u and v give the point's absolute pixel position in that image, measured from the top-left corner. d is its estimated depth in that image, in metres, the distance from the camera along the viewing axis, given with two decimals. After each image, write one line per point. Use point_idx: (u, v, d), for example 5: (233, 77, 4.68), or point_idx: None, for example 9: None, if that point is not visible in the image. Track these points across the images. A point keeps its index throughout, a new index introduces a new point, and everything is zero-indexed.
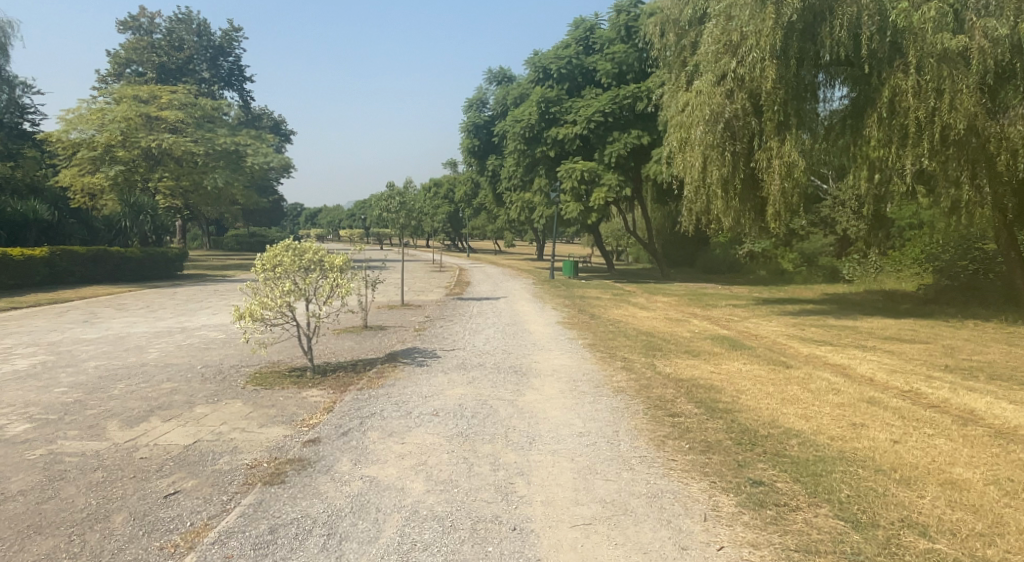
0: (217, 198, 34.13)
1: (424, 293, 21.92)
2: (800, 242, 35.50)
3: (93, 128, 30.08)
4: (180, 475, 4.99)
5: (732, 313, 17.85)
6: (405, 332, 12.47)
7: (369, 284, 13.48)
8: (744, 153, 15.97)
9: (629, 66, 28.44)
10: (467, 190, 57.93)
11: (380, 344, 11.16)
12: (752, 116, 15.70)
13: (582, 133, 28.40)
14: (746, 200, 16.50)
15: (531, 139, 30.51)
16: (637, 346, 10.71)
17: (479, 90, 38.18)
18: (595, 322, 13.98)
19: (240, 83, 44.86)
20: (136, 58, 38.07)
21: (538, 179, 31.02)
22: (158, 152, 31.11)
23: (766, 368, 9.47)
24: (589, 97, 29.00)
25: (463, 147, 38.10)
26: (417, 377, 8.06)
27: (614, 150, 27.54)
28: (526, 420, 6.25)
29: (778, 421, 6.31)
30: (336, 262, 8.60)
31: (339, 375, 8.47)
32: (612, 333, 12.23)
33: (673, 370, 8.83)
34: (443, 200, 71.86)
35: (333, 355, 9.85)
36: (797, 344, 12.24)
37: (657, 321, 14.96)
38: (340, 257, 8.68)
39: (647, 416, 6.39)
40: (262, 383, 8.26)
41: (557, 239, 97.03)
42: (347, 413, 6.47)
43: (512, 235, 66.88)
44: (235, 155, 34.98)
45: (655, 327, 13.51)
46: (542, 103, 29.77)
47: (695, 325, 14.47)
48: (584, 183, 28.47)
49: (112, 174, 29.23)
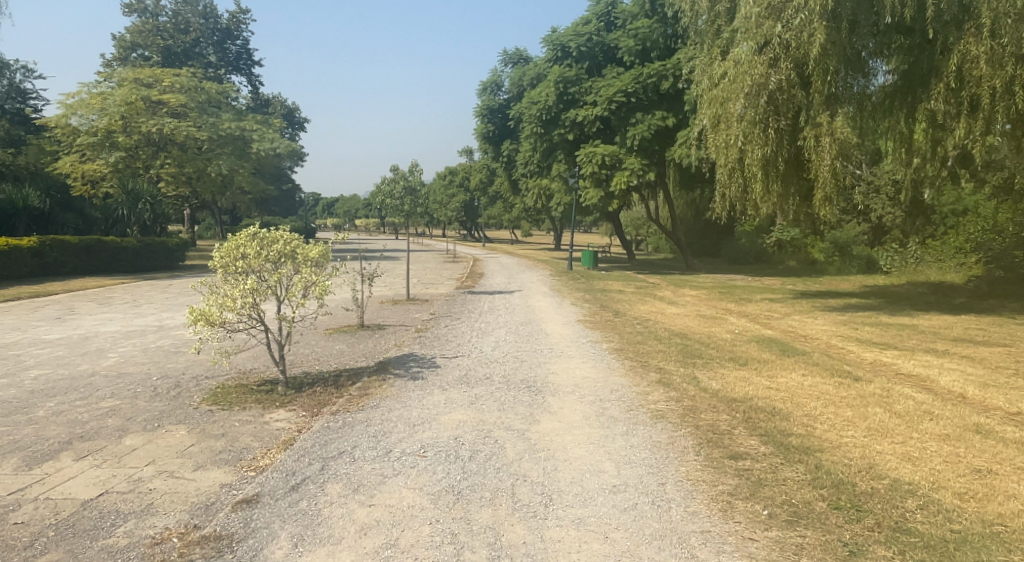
0: (222, 185, 32.99)
1: (433, 286, 20.45)
2: (833, 231, 33.40)
3: (93, 113, 28.94)
4: (51, 558, 3.51)
5: (770, 309, 16.16)
6: (404, 333, 11.02)
7: (366, 279, 12.04)
8: (788, 130, 14.21)
9: (653, 42, 26.61)
10: (483, 178, 56.39)
11: (373, 348, 9.71)
12: (798, 88, 13.93)
13: (602, 115, 26.70)
14: (789, 183, 14.76)
15: (548, 121, 28.82)
16: (672, 352, 9.13)
17: (494, 72, 36.42)
18: (620, 321, 12.39)
19: (249, 67, 43.59)
20: (141, 42, 36.90)
21: (556, 165, 29.34)
22: (160, 137, 29.65)
23: (832, 381, 7.87)
24: (609, 76, 27.27)
25: (477, 132, 36.49)
26: (408, 395, 6.56)
27: (637, 133, 25.81)
28: (541, 463, 4.72)
29: (878, 469, 4.74)
30: (310, 255, 7.08)
31: (315, 391, 6.97)
32: (640, 335, 10.64)
33: (721, 385, 7.26)
34: (458, 189, 70.39)
35: (316, 364, 8.40)
36: (858, 349, 10.58)
37: (690, 319, 13.34)
38: (315, 249, 7.17)
39: (702, 459, 4.82)
40: (222, 401, 6.77)
41: (575, 229, 95.28)
42: (307, 452, 4.96)
43: (528, 224, 65.29)
44: (241, 141, 33.76)
45: (690, 328, 11.91)
46: (560, 83, 28.02)
47: (734, 325, 12.83)
48: (605, 168, 26.82)
49: (113, 161, 28.12)
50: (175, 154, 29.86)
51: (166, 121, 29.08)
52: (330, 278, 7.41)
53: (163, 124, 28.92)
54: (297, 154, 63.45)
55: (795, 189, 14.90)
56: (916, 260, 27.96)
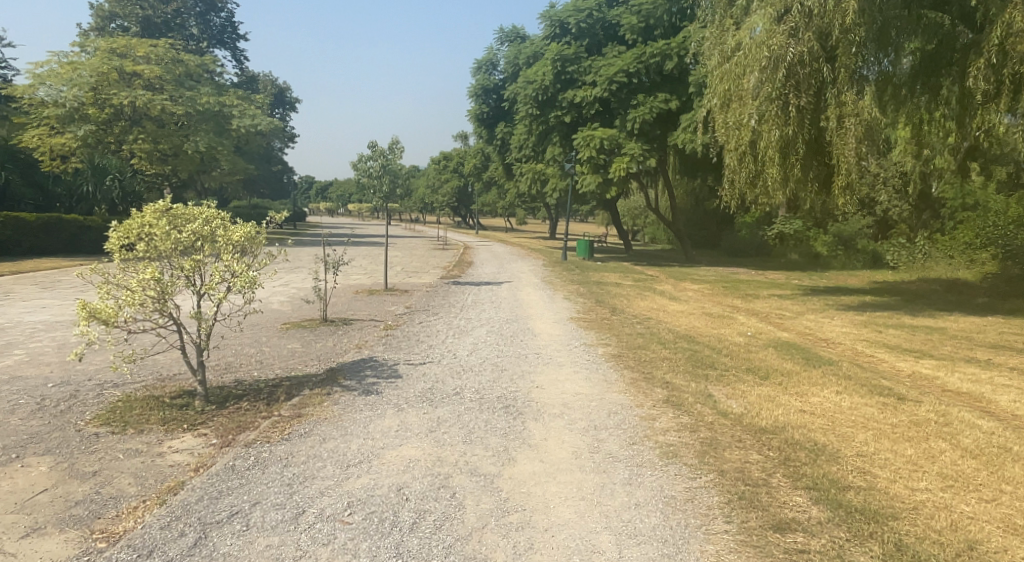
0: (200, 164, 31.35)
1: (416, 275, 19.04)
2: (837, 224, 32.13)
3: (63, 84, 27.00)
4: None
5: (781, 306, 14.82)
6: (371, 330, 9.63)
7: (334, 268, 10.62)
8: (809, 108, 12.78)
9: (657, 20, 25.10)
10: (477, 163, 54.78)
11: (331, 349, 8.33)
12: (821, 62, 12.51)
13: (601, 96, 25.20)
14: (808, 169, 13.37)
15: (545, 102, 27.29)
16: (681, 361, 7.76)
17: (489, 51, 34.75)
18: (618, 320, 11.00)
19: (234, 41, 41.79)
20: (119, 11, 35.06)
21: (551, 148, 27.86)
22: (134, 111, 28.10)
23: (875, 402, 6.52)
24: (610, 55, 25.74)
25: (470, 113, 34.93)
26: (352, 418, 5.18)
27: (638, 115, 24.38)
28: (511, 539, 3.35)
29: (987, 554, 3.37)
30: (234, 238, 5.67)
31: (240, 408, 5.57)
32: (642, 338, 9.27)
33: (744, 407, 5.91)
34: (452, 174, 68.83)
35: (256, 371, 7.00)
36: (888, 357, 9.25)
37: (695, 318, 11.99)
38: (242, 231, 5.75)
39: (735, 533, 3.46)
40: (119, 418, 5.37)
41: (571, 218, 93.83)
42: (188, 511, 3.58)
43: (523, 211, 63.85)
44: (220, 116, 32.38)
45: (695, 328, 10.55)
46: (558, 61, 26.45)
47: (745, 325, 11.51)
48: (603, 152, 25.38)
49: (82, 134, 26.53)
50: (150, 129, 28.28)
51: (139, 93, 27.52)
52: (262, 267, 6.01)
53: (136, 97, 27.33)
54: (286, 135, 61.67)
55: (814, 175, 13.49)
56: (924, 256, 26.63)
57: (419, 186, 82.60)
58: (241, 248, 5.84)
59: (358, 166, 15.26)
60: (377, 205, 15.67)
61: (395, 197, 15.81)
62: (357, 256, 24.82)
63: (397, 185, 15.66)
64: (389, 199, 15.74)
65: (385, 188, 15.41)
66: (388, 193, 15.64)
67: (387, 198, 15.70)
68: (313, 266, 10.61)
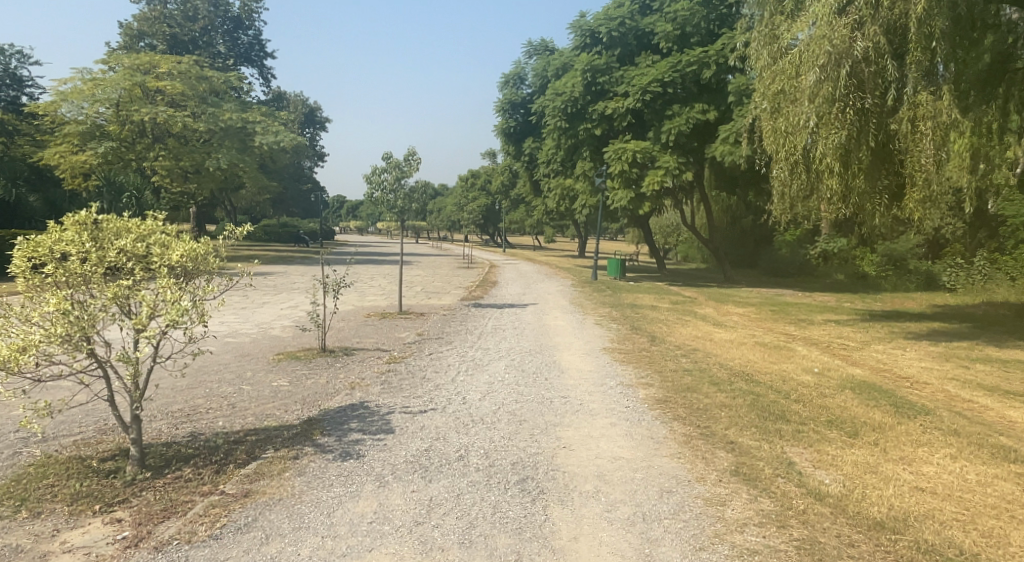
0: (222, 180, 30.75)
1: (436, 297, 17.84)
2: (885, 243, 30.34)
3: (84, 101, 26.79)
4: None
5: (842, 336, 13.20)
6: (375, 362, 8.38)
7: (338, 290, 9.39)
8: (875, 111, 11.24)
9: (694, 27, 23.85)
10: (504, 181, 53.80)
11: (324, 388, 7.09)
12: (888, 59, 11.03)
13: (634, 107, 23.91)
14: (873, 180, 11.82)
15: (574, 114, 26.03)
16: (743, 410, 6.33)
17: (517, 64, 33.68)
18: (657, 351, 9.54)
19: (261, 59, 41.51)
20: (147, 30, 35.01)
21: (580, 162, 26.57)
22: (156, 127, 27.64)
23: (1007, 474, 5.00)
24: (643, 64, 24.49)
25: (498, 128, 33.88)
26: (315, 502, 3.87)
27: (674, 127, 23.05)
28: None
29: None
30: (170, 259, 4.41)
31: (177, 480, 4.30)
32: (690, 375, 7.83)
33: (841, 485, 4.45)
34: (480, 192, 68.11)
35: (221, 420, 5.75)
36: (990, 402, 7.68)
37: (746, 349, 10.45)
38: (181, 251, 4.48)
39: None
40: (18, 493, 4.13)
41: (601, 236, 92.29)
42: None
43: (552, 229, 62.64)
44: (244, 135, 30.83)
45: (749, 362, 9.07)
46: (588, 72, 25.16)
47: (806, 358, 9.94)
48: (635, 166, 24.04)
49: (102, 151, 26.16)
50: (171, 146, 27.79)
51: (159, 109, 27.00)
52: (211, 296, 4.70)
53: (155, 113, 26.81)
54: (315, 154, 61.65)
55: (881, 187, 11.91)
56: (985, 277, 24.58)
57: (447, 204, 82.09)
58: (184, 268, 4.56)
59: (372, 178, 14.12)
60: (393, 218, 14.36)
61: (413, 209, 14.45)
62: (377, 275, 23.79)
63: (414, 197, 14.32)
64: (406, 212, 14.38)
65: (401, 200, 14.06)
66: (404, 206, 14.28)
67: (404, 211, 14.34)
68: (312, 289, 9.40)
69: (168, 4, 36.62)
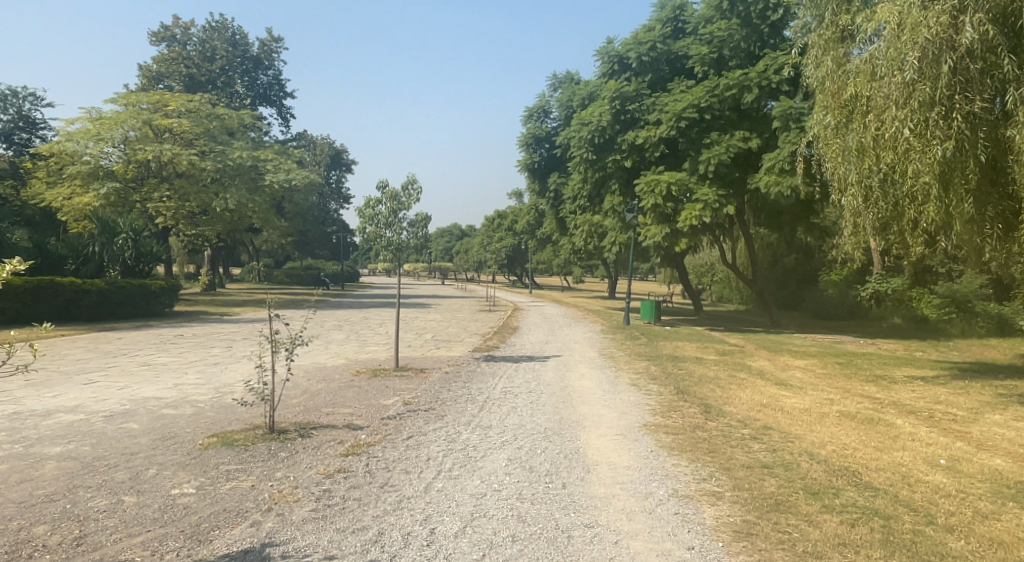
0: (233, 222, 29.32)
1: (446, 347, 15.71)
2: (945, 283, 27.63)
3: (90, 141, 25.66)
4: None
5: (941, 401, 10.61)
6: (333, 451, 6.15)
7: (292, 349, 6.98)
8: (985, 119, 8.90)
9: (733, 48, 21.93)
10: (530, 221, 52.09)
11: (240, 501, 4.87)
12: (1001, 53, 8.74)
13: (668, 135, 21.89)
14: (981, 205, 9.42)
15: (602, 145, 24.03)
16: (880, 558, 3.99)
17: (541, 97, 31.98)
18: (717, 431, 7.14)
19: (281, 99, 40.31)
20: (164, 71, 34.18)
21: (609, 197, 24.49)
22: (160, 165, 26.36)
23: None
24: (677, 90, 22.52)
25: (521, 164, 32.06)
26: None
27: (712, 156, 20.95)
28: None
29: None
30: None
31: None
32: (774, 479, 5.47)
33: None
34: (507, 233, 66.68)
35: None
36: None
37: (833, 424, 7.99)
38: None
39: None
40: None
41: (631, 275, 90.02)
42: None
43: (580, 270, 60.66)
44: (255, 172, 29.24)
45: (846, 450, 6.64)
46: (616, 99, 23.19)
47: (917, 440, 7.45)
48: (670, 200, 21.92)
49: (105, 192, 24.72)
50: (178, 186, 26.48)
51: (164, 147, 25.73)
52: None
53: (159, 150, 25.52)
54: (340, 196, 60.81)
55: (993, 214, 9.47)
56: None
57: (473, 245, 80.62)
58: None
59: (363, 212, 11.75)
60: (386, 258, 11.86)
61: (412, 248, 12.00)
62: (385, 322, 21.78)
63: (412, 234, 11.96)
64: (402, 251, 11.90)
65: (396, 235, 11.66)
66: (401, 242, 11.82)
67: (400, 249, 11.86)
68: (258, 346, 7.04)
69: (187, 45, 35.99)
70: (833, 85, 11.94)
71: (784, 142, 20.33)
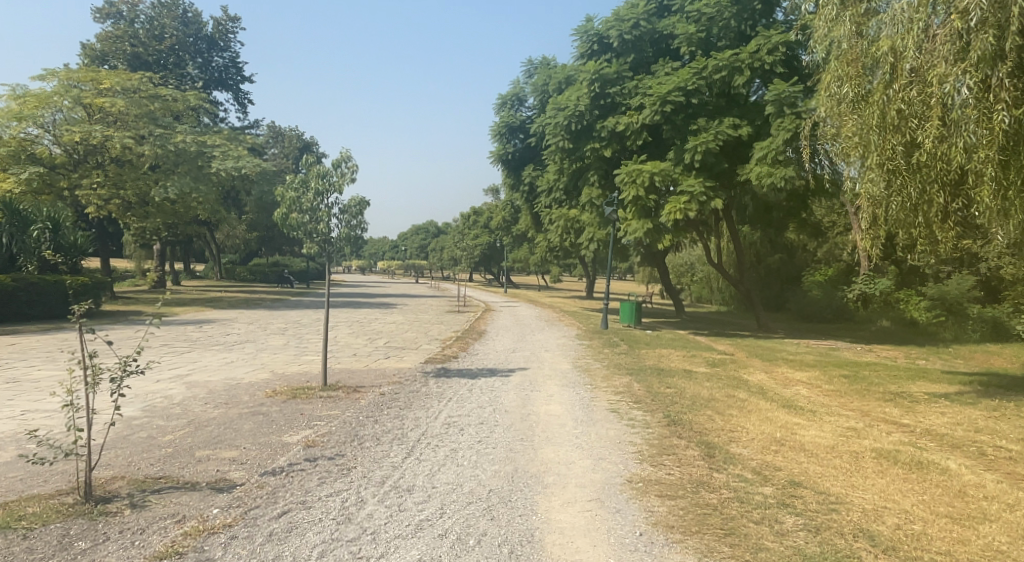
0: (175, 212, 26.83)
1: (397, 356, 13.63)
2: (935, 284, 26.17)
3: (10, 121, 23.00)
4: None
5: (982, 429, 8.73)
6: (157, 541, 4.02)
7: (122, 380, 4.84)
8: None
9: (722, 27, 20.13)
10: (505, 217, 50.28)
11: None
12: None
13: (651, 121, 19.98)
14: None
15: (579, 132, 22.02)
16: None
17: (515, 84, 29.84)
18: (730, 494, 5.11)
19: (239, 82, 37.91)
20: (107, 50, 31.31)
21: (587, 189, 22.55)
22: (90, 148, 23.73)
23: None
24: (661, 72, 20.64)
25: (494, 155, 29.97)
26: None
27: (699, 144, 19.06)
28: None
29: None
30: None
31: None
32: None
33: None
34: (482, 230, 65.01)
35: None
36: None
37: (876, 474, 6.02)
38: None
39: None
40: None
41: (610, 275, 89.04)
42: None
43: (557, 268, 59.22)
44: (200, 159, 26.90)
45: (915, 526, 4.66)
46: (596, 82, 21.17)
47: (993, 499, 5.53)
48: (652, 192, 20.03)
49: (26, 177, 22.03)
50: (112, 173, 23.91)
51: (95, 128, 23.19)
52: None
53: (88, 131, 22.98)
54: None
55: None
56: None
57: (448, 243, 78.68)
58: None
59: (281, 193, 9.39)
60: (312, 253, 9.55)
61: (346, 241, 9.74)
62: (338, 325, 19.60)
63: (346, 223, 9.73)
64: (333, 244, 9.62)
65: (326, 222, 9.42)
66: (331, 233, 9.56)
67: (330, 241, 9.58)
68: (72, 375, 4.86)
69: (134, 22, 32.74)
70: (853, 51, 10.65)
71: (777, 129, 18.56)
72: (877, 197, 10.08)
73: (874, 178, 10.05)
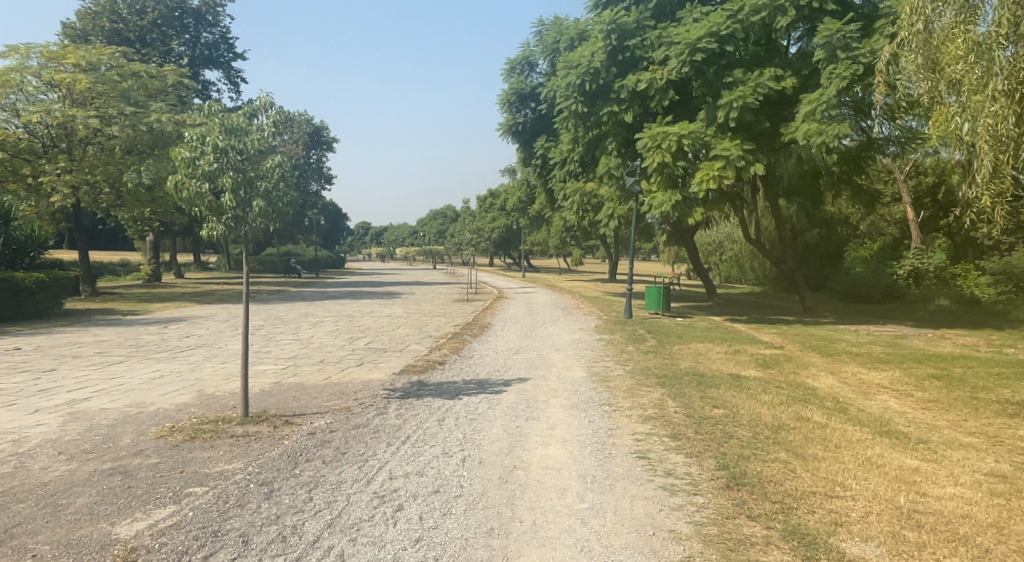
0: (155, 198, 24.65)
1: (373, 361, 11.15)
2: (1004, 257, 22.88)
3: None
4: None
5: None
6: None
7: None
8: None
9: None
10: (521, 197, 47.49)
11: None
12: None
13: (678, 74, 17.00)
14: None
15: (595, 93, 19.10)
16: None
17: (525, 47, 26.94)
18: None
19: (230, 61, 35.51)
20: (87, 28, 29.06)
21: (604, 158, 19.73)
22: (54, 130, 21.56)
23: None
24: (688, 18, 17.67)
25: (503, 127, 27.24)
26: None
27: (734, 99, 16.08)
28: None
29: None
30: None
31: None
32: None
33: None
34: (499, 212, 62.31)
35: None
36: None
37: None
38: None
39: None
40: None
41: (635, 256, 85.91)
42: None
43: (579, 250, 56.51)
44: (179, 140, 24.61)
45: None
46: (612, 33, 18.24)
47: None
48: (680, 158, 17.10)
49: None
50: (80, 156, 21.78)
51: (58, 106, 20.93)
52: None
53: (49, 110, 20.75)
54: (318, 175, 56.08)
55: None
56: None
57: (466, 226, 76.20)
58: None
59: (182, 148, 6.81)
60: (217, 234, 7.05)
61: (266, 217, 7.10)
62: (323, 322, 17.17)
63: (264, 193, 7.10)
64: (246, 223, 7.03)
65: (230, 190, 6.83)
66: (242, 206, 6.96)
67: (241, 219, 6.99)
68: None
69: None
70: None
71: (829, 78, 15.50)
72: (1003, 138, 7.24)
73: (995, 111, 7.23)
